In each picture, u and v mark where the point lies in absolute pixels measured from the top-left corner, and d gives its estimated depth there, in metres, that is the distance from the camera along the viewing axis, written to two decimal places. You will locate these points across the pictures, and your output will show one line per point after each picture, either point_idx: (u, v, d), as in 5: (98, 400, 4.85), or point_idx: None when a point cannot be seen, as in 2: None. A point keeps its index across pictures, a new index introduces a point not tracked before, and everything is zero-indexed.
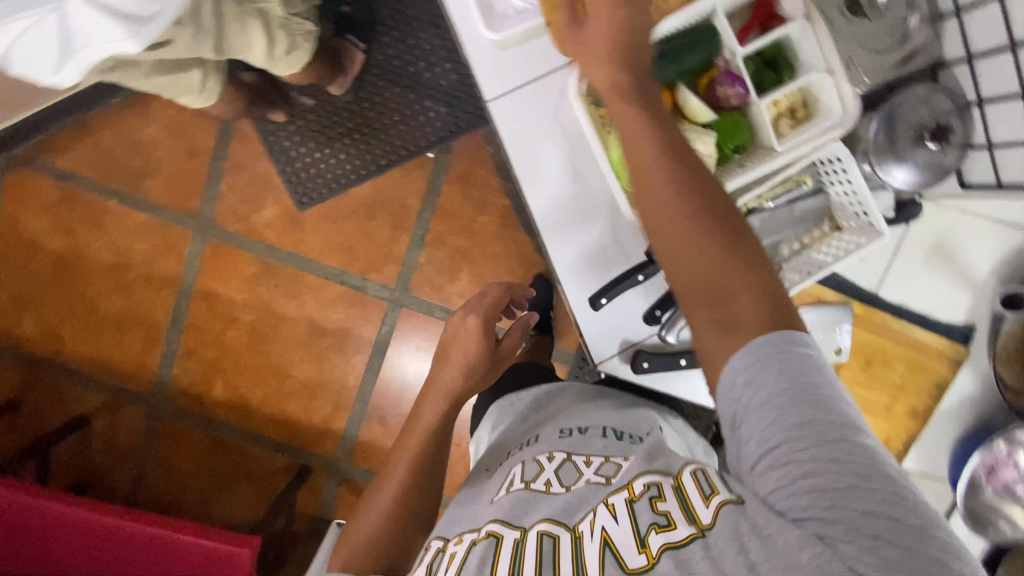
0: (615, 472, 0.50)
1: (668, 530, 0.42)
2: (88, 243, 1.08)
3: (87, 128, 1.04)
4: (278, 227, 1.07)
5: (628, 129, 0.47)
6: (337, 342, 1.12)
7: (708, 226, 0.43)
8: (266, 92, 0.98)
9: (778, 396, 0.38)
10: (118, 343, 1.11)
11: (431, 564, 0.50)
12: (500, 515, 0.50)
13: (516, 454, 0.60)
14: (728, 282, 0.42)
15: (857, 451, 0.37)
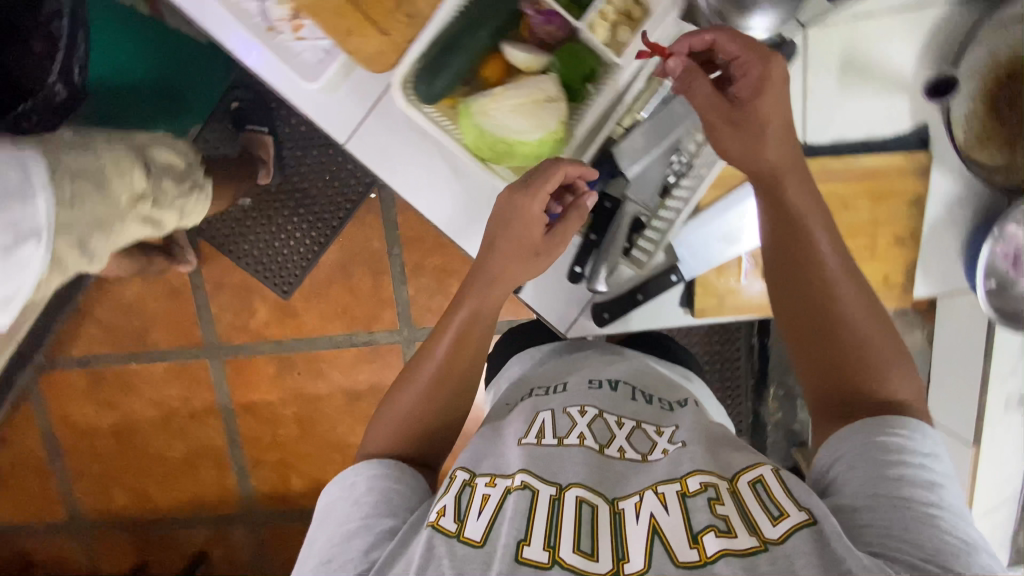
0: (650, 449, 0.55)
1: (729, 536, 0.45)
2: (130, 409, 1.15)
3: (82, 312, 1.10)
4: (276, 322, 1.12)
5: (770, 214, 0.56)
6: (375, 398, 1.16)
7: (840, 343, 0.53)
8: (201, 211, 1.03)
9: (864, 450, 0.48)
10: (197, 481, 1.20)
11: (459, 497, 0.51)
12: (534, 467, 0.51)
13: (540, 400, 0.61)
14: (852, 383, 0.52)
15: (917, 503, 0.44)
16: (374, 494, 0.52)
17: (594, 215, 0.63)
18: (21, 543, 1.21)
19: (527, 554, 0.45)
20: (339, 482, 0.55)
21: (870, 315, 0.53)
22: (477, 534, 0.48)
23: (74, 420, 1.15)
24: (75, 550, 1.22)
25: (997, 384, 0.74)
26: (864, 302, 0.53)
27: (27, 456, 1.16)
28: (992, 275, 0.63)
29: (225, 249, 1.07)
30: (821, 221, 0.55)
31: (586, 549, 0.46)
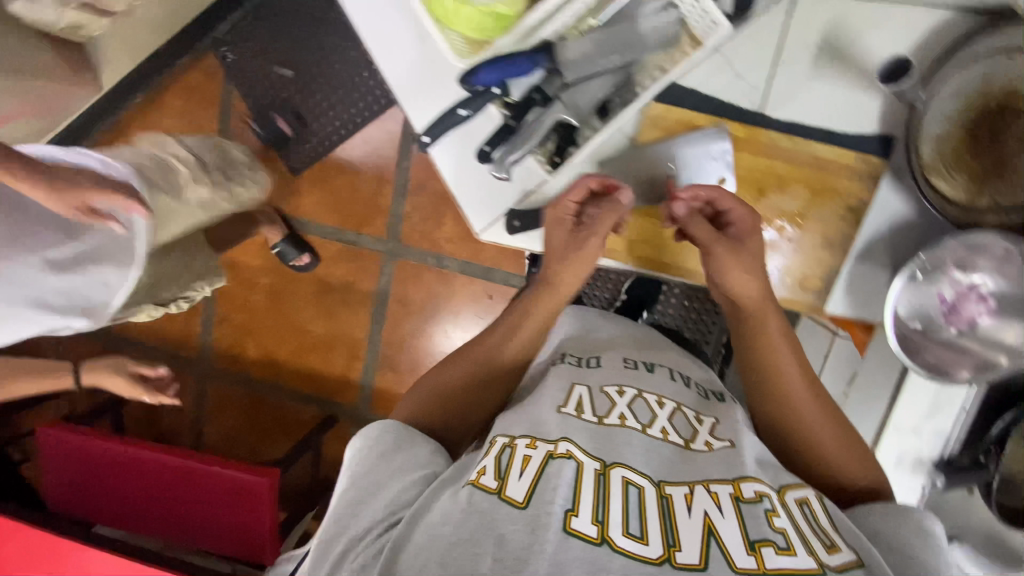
0: (692, 436, 0.51)
1: (790, 553, 0.41)
2: None
3: (121, 129, 1.20)
4: (280, 194, 1.18)
5: (762, 317, 0.57)
6: (344, 296, 1.20)
7: (833, 434, 0.54)
8: (241, 61, 1.11)
9: (910, 529, 0.46)
10: (167, 315, 1.28)
11: (498, 458, 0.46)
12: (573, 437, 0.47)
13: (574, 370, 0.56)
14: (844, 468, 0.53)
15: None
16: (419, 453, 0.50)
17: (518, 107, 0.61)
18: None
19: (576, 526, 0.41)
20: (368, 433, 0.52)
21: (837, 426, 0.54)
22: (519, 494, 0.43)
23: None
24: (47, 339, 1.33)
25: (891, 438, 0.71)
26: (831, 419, 0.54)
27: None
28: (913, 312, 0.65)
29: (251, 105, 1.13)
30: (779, 330, 0.57)
31: (635, 533, 0.41)
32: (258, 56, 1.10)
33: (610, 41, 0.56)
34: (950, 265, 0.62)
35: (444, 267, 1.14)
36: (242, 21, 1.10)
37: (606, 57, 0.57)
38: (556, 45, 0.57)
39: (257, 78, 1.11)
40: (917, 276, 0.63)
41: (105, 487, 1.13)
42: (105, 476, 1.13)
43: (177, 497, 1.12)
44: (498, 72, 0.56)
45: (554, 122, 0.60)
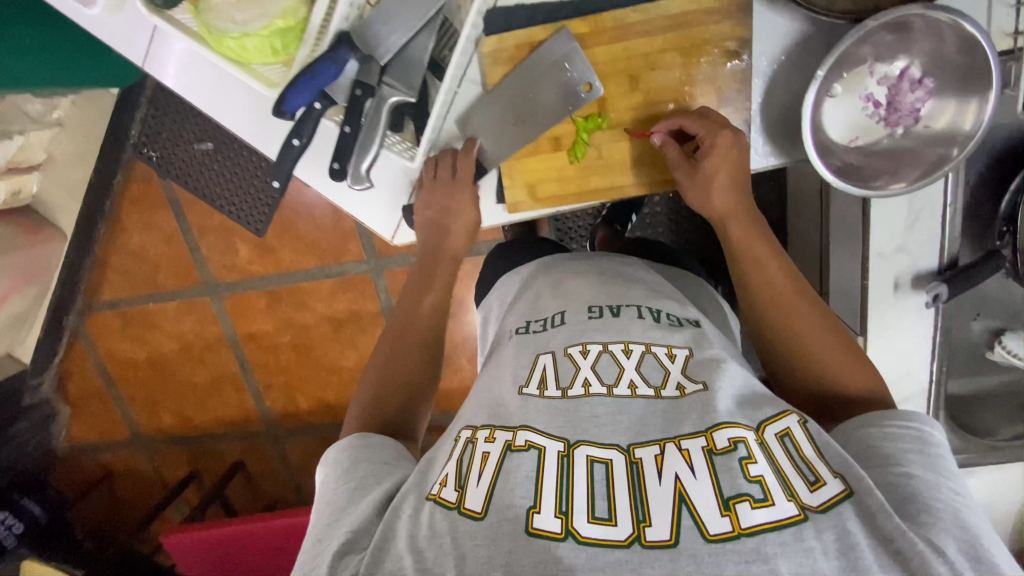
0: (663, 381, 0.50)
1: (766, 506, 0.41)
2: (157, 343, 1.32)
3: (103, 261, 1.26)
4: (257, 259, 1.21)
5: (744, 237, 0.62)
6: (356, 324, 1.23)
7: (832, 342, 0.56)
8: (164, 152, 1.13)
9: (910, 444, 0.47)
10: (222, 402, 1.36)
11: (459, 457, 0.49)
12: (532, 423, 0.48)
13: (533, 338, 0.57)
14: (837, 375, 0.55)
15: (948, 493, 0.44)
16: (364, 469, 0.53)
17: (348, 106, 0.67)
18: (96, 455, 1.45)
19: (538, 524, 0.42)
20: (329, 457, 0.57)
21: (821, 332, 0.56)
22: (477, 504, 0.45)
23: (116, 354, 1.35)
24: (140, 460, 1.45)
25: (876, 266, 0.69)
26: (819, 319, 0.57)
27: (88, 384, 1.38)
28: (850, 129, 0.67)
29: (192, 190, 1.15)
30: (759, 240, 0.61)
31: (602, 515, 0.42)
32: (176, 143, 1.12)
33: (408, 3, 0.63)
34: (869, 61, 0.65)
35: None
36: (148, 118, 1.12)
37: (404, 23, 0.64)
38: (353, 32, 0.64)
39: (184, 162, 1.13)
40: (836, 91, 0.66)
41: (236, 559, 1.26)
42: (230, 553, 1.25)
43: (295, 545, 1.23)
44: (313, 83, 0.63)
45: (388, 104, 0.68)
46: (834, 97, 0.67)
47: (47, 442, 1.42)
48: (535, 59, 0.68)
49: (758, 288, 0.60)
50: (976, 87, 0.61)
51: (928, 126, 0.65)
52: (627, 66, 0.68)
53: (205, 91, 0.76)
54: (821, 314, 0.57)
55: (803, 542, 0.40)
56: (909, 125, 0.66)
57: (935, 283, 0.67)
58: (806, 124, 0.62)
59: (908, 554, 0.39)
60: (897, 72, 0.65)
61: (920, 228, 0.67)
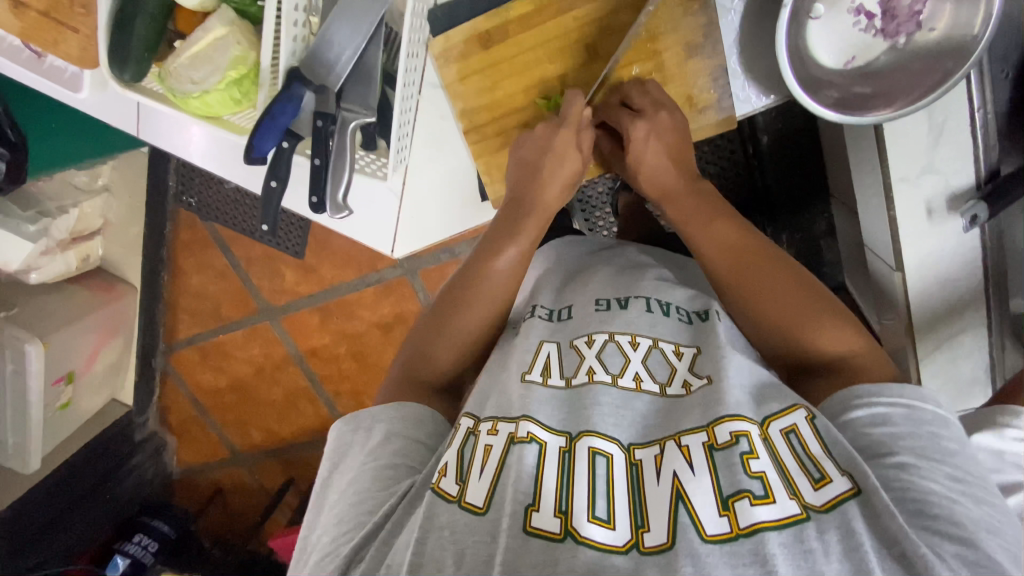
0: (669, 378, 0.52)
1: (767, 503, 0.42)
2: (234, 369, 1.43)
3: (173, 304, 1.37)
4: (302, 279, 1.27)
5: (692, 211, 0.58)
6: (404, 325, 1.26)
7: (800, 300, 0.52)
8: (200, 197, 1.22)
9: (902, 428, 0.44)
10: (301, 414, 1.46)
11: (462, 449, 0.50)
12: (536, 415, 0.49)
13: (548, 327, 0.59)
14: (814, 337, 0.51)
15: (945, 479, 0.41)
16: (394, 447, 0.52)
17: (314, 138, 0.66)
18: (205, 476, 1.61)
19: (536, 522, 0.44)
20: (361, 421, 0.56)
21: (786, 291, 0.52)
22: (478, 499, 0.46)
23: (202, 385, 1.48)
24: (243, 473, 1.58)
25: (900, 193, 0.63)
26: (785, 279, 0.53)
27: (185, 414, 1.53)
28: (841, 50, 0.63)
29: (231, 226, 1.22)
30: (711, 211, 0.57)
31: (602, 516, 0.44)
32: (210, 184, 1.19)
33: (346, 28, 0.64)
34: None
35: (458, 253, 1.15)
36: (180, 168, 1.21)
37: (351, 39, 0.64)
38: (301, 67, 0.64)
39: (219, 202, 1.21)
40: (820, 11, 0.62)
41: None
42: None
43: None
44: (274, 127, 0.65)
45: (351, 129, 0.67)
46: (817, 19, 0.62)
47: (162, 469, 1.59)
48: (487, 49, 0.69)
49: (711, 255, 0.56)
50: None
51: (932, 29, 0.59)
52: (580, 36, 0.67)
53: (202, 146, 0.82)
54: (783, 270, 0.53)
55: (803, 543, 0.40)
56: (912, 32, 0.60)
57: (971, 203, 0.60)
58: (779, 46, 0.59)
59: (912, 557, 0.38)
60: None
61: (946, 143, 0.61)
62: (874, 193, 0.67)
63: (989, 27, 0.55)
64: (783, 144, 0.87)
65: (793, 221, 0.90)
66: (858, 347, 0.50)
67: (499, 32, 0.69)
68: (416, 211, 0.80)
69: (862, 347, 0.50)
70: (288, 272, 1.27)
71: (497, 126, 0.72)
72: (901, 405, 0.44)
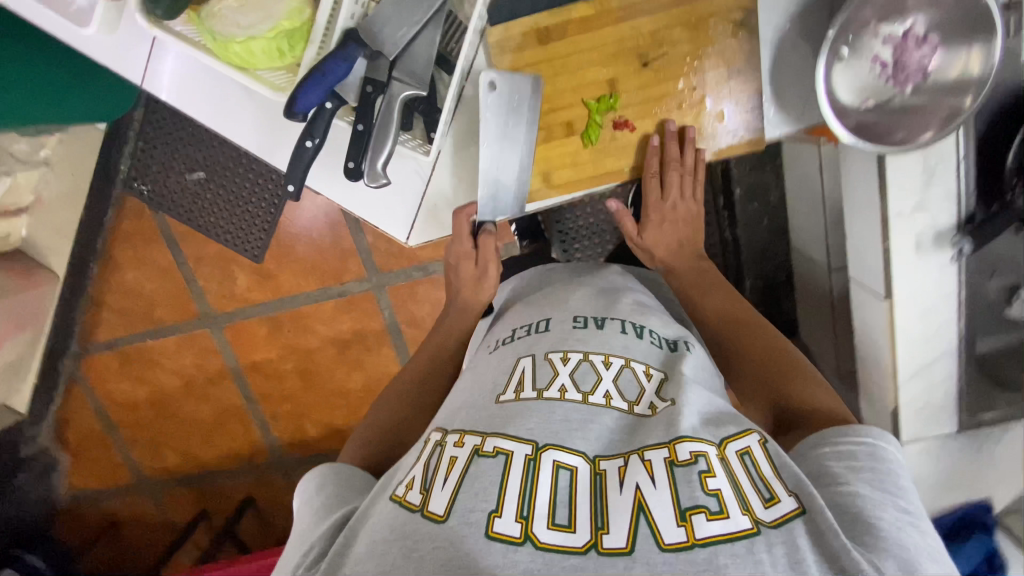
0: (637, 397, 0.53)
1: (721, 518, 0.42)
2: (158, 380, 1.29)
3: (101, 301, 1.23)
4: (256, 286, 1.18)
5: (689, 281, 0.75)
6: (361, 345, 1.21)
7: (777, 360, 0.63)
8: (154, 177, 1.11)
9: (861, 462, 0.46)
10: (228, 435, 1.32)
11: (428, 459, 0.50)
12: (503, 429, 0.49)
13: (523, 344, 0.61)
14: (789, 386, 0.60)
15: (891, 508, 0.43)
16: (339, 494, 0.56)
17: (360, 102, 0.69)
18: (99, 503, 1.41)
19: (498, 528, 0.42)
20: (307, 487, 0.59)
21: (772, 356, 0.64)
22: (440, 508, 0.45)
23: (117, 395, 1.31)
24: (148, 503, 1.40)
25: (897, 227, 0.69)
26: (773, 345, 0.65)
27: (88, 429, 1.34)
28: (860, 92, 0.69)
29: (187, 220, 1.13)
30: (711, 285, 0.74)
31: (562, 521, 0.43)
32: (169, 172, 1.10)
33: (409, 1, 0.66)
34: (874, 23, 0.67)
35: (432, 272, 1.14)
36: (137, 151, 1.11)
37: (408, 17, 0.66)
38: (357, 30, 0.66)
39: (173, 190, 1.11)
40: (844, 54, 0.68)
41: None
42: None
43: None
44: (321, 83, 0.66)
45: (397, 101, 0.69)
46: (843, 61, 0.68)
47: (48, 493, 1.38)
48: (546, 45, 0.72)
49: (712, 319, 0.70)
50: (980, 31, 0.63)
51: (940, 79, 0.67)
52: (634, 46, 0.72)
53: (209, 104, 0.81)
54: (773, 341, 0.66)
55: (753, 555, 0.40)
56: (918, 82, 0.68)
57: (959, 237, 0.69)
58: (820, 89, 0.67)
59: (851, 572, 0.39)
60: (902, 32, 0.67)
61: (937, 184, 0.68)
62: (866, 221, 0.72)
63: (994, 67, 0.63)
64: (753, 198, 0.94)
65: (757, 266, 0.97)
66: (829, 400, 0.57)
67: (557, 30, 0.72)
68: (443, 195, 0.81)
69: (839, 407, 0.56)
70: (241, 275, 1.18)
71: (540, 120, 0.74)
72: (864, 443, 0.48)
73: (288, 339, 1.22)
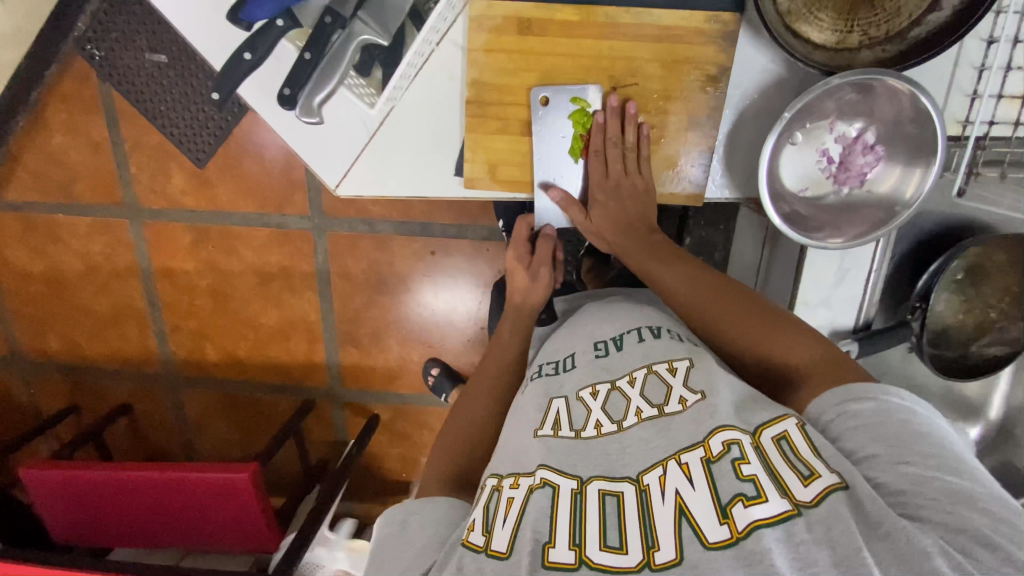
0: (666, 398, 0.55)
1: (760, 503, 0.44)
2: (58, 258, 1.20)
3: (14, 158, 1.13)
4: (191, 191, 1.12)
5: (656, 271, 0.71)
6: (285, 282, 1.16)
7: (754, 321, 0.62)
8: (102, 36, 1.00)
9: (870, 421, 0.49)
10: (121, 335, 1.25)
11: (491, 503, 0.54)
12: (552, 463, 0.53)
13: (551, 381, 0.64)
14: (779, 351, 0.59)
15: (915, 460, 0.46)
16: (428, 532, 0.57)
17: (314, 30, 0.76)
18: None
19: (554, 558, 0.46)
20: (388, 518, 0.60)
21: (748, 313, 0.63)
22: (503, 546, 0.49)
23: (8, 261, 1.21)
24: (15, 383, 1.31)
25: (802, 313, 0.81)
26: (743, 304, 0.63)
27: None
28: (801, 179, 0.73)
29: (131, 99, 1.04)
30: (672, 260, 0.70)
31: (615, 544, 0.46)
32: (126, 44, 1.00)
33: None
34: (833, 117, 0.70)
35: (378, 231, 1.11)
36: (99, 11, 0.99)
37: None
38: None
39: (122, 62, 1.01)
40: (798, 140, 0.71)
41: (98, 510, 1.12)
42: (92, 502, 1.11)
43: (166, 504, 1.11)
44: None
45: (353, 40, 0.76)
46: (794, 145, 0.72)
47: None
48: (522, 36, 0.72)
49: (681, 291, 0.67)
50: (922, 156, 0.68)
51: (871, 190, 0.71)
52: (607, 64, 0.73)
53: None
54: (743, 299, 0.64)
55: (795, 536, 0.42)
56: (854, 187, 0.72)
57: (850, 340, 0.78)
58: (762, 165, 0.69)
59: (894, 537, 0.41)
60: (854, 134, 0.71)
61: (845, 286, 0.80)
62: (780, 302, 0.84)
63: (918, 198, 0.68)
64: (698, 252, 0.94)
65: None
66: (817, 355, 0.58)
67: (539, 25, 0.71)
68: (387, 149, 0.79)
69: (827, 357, 0.57)
70: (178, 174, 1.11)
71: (498, 111, 0.75)
72: (868, 398, 0.50)
73: (211, 255, 1.16)
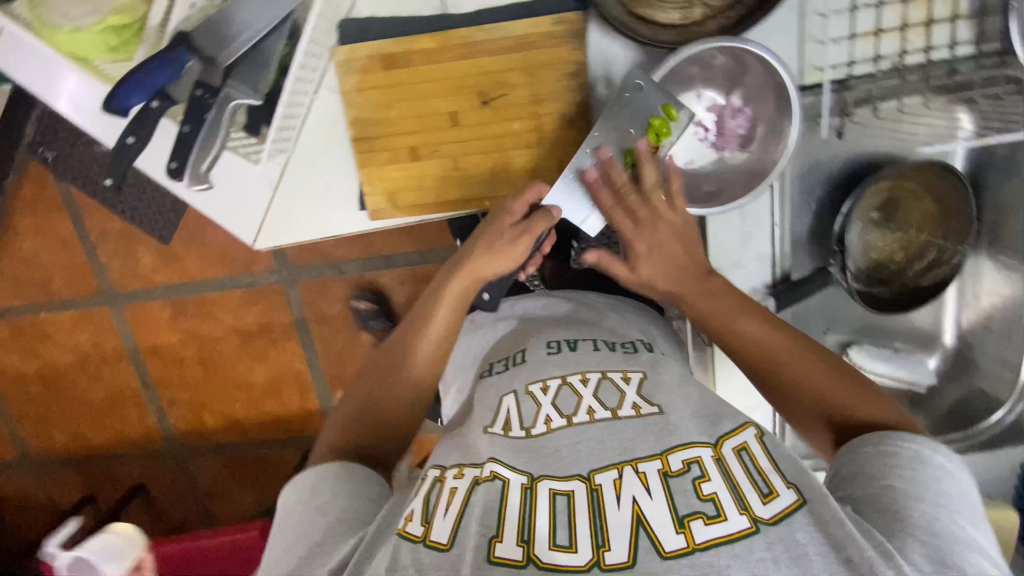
0: (620, 402, 0.55)
1: (719, 522, 0.45)
2: (49, 356, 1.24)
3: None
4: (160, 268, 1.15)
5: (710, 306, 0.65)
6: (266, 338, 1.19)
7: (829, 377, 0.60)
8: (51, 140, 1.05)
9: (903, 463, 0.51)
10: (121, 419, 1.28)
11: (431, 494, 0.53)
12: (502, 455, 0.53)
13: (501, 377, 0.62)
14: (855, 408, 0.58)
15: (927, 504, 0.48)
16: (341, 501, 0.56)
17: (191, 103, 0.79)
18: None
19: (500, 552, 0.46)
20: (299, 480, 0.60)
21: (823, 368, 0.61)
22: (443, 536, 0.49)
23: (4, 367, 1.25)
24: (31, 483, 1.34)
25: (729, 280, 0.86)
26: (815, 358, 0.61)
27: None
28: (683, 151, 0.82)
29: (88, 192, 1.09)
30: (733, 303, 0.65)
31: (563, 543, 0.46)
32: (74, 142, 1.05)
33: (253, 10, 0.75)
34: (699, 86, 0.80)
35: (345, 272, 1.14)
36: (42, 117, 1.04)
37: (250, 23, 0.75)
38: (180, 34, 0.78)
39: (74, 161, 1.06)
40: None
41: None
42: None
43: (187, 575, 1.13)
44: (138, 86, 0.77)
45: (228, 105, 0.78)
46: None
47: None
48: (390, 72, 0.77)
49: (752, 340, 0.63)
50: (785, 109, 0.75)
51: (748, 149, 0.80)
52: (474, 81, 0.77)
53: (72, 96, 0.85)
54: (814, 353, 0.62)
55: (753, 555, 0.43)
56: (732, 149, 0.81)
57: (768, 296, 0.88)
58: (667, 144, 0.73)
59: (857, 561, 0.43)
60: (723, 102, 0.81)
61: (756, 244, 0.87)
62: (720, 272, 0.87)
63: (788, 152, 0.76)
64: None
65: None
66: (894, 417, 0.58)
67: (406, 59, 0.77)
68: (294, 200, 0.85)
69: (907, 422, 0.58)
70: (145, 254, 1.15)
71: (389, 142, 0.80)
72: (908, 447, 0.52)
73: (192, 325, 1.19)
